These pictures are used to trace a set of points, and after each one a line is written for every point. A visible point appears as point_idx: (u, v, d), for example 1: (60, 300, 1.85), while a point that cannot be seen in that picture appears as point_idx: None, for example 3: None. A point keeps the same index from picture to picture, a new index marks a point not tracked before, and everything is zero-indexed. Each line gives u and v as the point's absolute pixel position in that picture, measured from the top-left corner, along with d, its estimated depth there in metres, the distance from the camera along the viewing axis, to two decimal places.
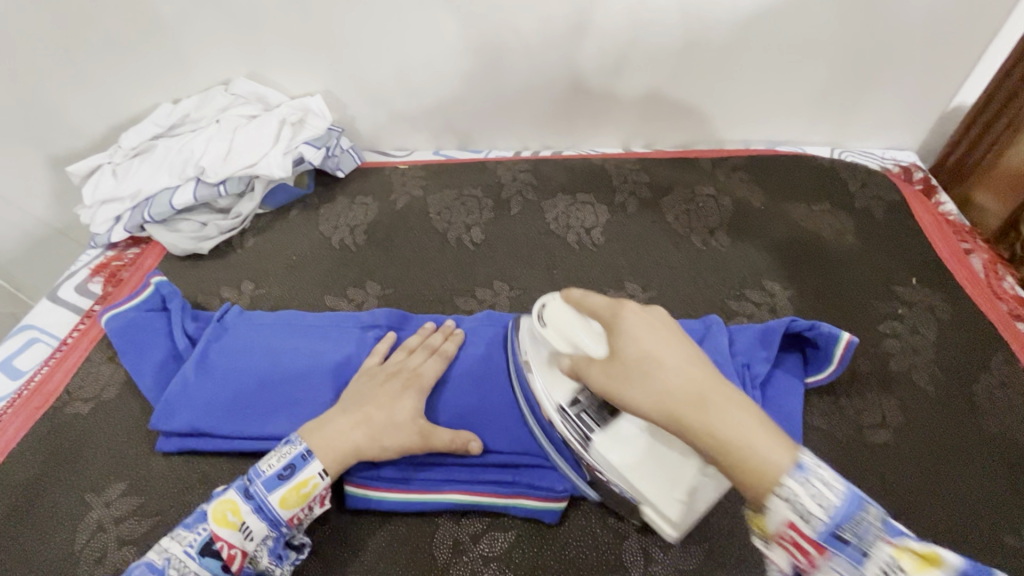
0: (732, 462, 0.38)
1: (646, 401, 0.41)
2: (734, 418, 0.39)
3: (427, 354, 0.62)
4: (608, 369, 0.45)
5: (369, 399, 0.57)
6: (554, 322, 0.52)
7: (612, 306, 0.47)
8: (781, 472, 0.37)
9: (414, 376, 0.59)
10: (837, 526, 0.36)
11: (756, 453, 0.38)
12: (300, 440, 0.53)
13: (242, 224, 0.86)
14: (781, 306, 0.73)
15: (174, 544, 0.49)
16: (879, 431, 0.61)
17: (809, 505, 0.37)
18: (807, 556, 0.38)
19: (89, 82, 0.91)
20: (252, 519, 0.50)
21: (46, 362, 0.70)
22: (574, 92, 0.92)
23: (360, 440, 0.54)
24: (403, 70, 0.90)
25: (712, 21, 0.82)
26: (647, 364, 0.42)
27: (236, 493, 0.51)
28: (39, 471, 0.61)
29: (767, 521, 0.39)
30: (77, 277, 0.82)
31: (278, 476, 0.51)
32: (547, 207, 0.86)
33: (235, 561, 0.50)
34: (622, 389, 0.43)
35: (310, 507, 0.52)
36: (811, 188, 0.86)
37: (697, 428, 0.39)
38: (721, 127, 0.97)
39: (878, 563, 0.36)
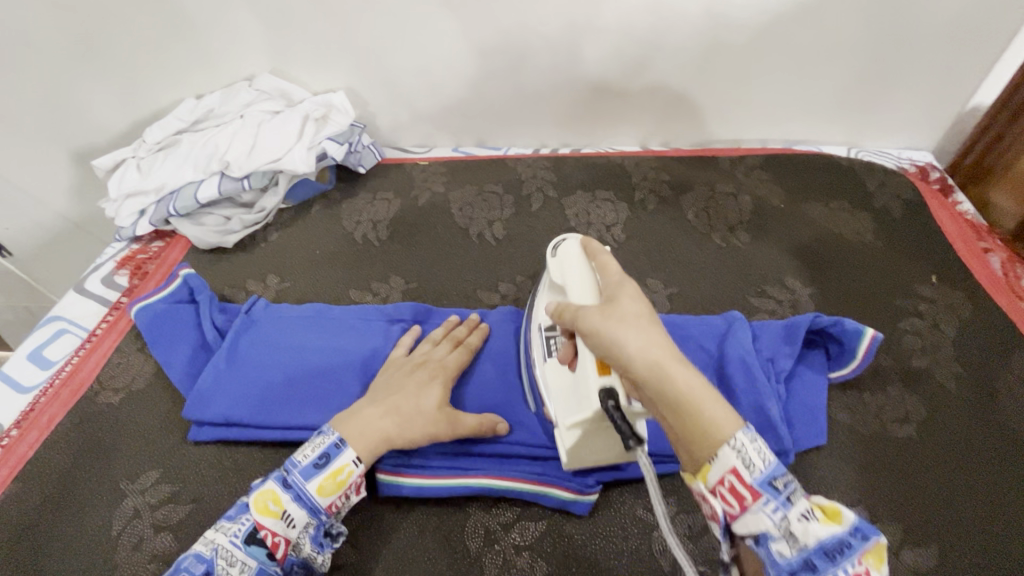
0: (690, 414, 0.39)
1: (637, 343, 0.41)
2: (704, 383, 0.40)
3: (452, 346, 0.63)
4: (602, 312, 0.44)
5: (398, 389, 0.57)
6: (565, 259, 0.56)
7: (622, 273, 0.50)
8: (733, 427, 0.38)
9: (441, 367, 0.60)
10: (772, 474, 0.38)
11: (711, 414, 0.39)
12: (332, 430, 0.54)
13: (266, 218, 0.87)
14: (802, 303, 0.74)
15: (218, 536, 0.49)
16: (902, 426, 0.62)
17: (752, 454, 0.38)
18: (740, 506, 0.39)
19: (114, 77, 0.92)
20: (293, 507, 0.50)
21: (76, 353, 0.71)
22: (594, 90, 0.93)
23: (393, 429, 0.54)
24: (425, 67, 0.91)
25: (733, 20, 0.83)
26: (641, 319, 0.43)
27: (275, 484, 0.51)
28: (73, 459, 0.62)
29: (706, 471, 0.39)
30: (103, 270, 0.83)
31: (315, 465, 0.52)
32: (567, 204, 0.86)
33: (279, 549, 0.49)
34: (613, 327, 0.42)
35: (347, 494, 0.53)
36: (830, 187, 0.87)
37: (672, 378, 0.39)
38: (740, 127, 0.97)
39: (800, 511, 0.38)
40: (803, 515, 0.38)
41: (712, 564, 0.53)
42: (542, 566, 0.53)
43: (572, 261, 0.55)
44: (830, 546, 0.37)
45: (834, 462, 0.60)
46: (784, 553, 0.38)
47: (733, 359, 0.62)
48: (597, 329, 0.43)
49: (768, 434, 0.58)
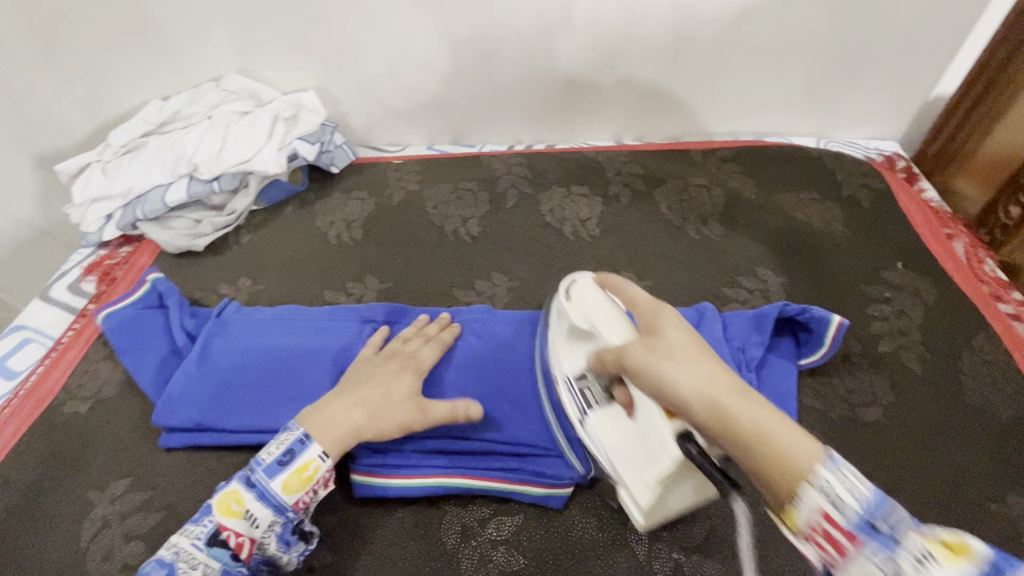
0: (767, 452, 0.36)
1: (687, 380, 0.40)
2: (772, 415, 0.38)
3: (424, 342, 0.63)
4: (649, 348, 0.43)
5: (368, 381, 0.57)
6: (581, 300, 0.54)
7: (653, 298, 0.48)
8: (815, 461, 0.35)
9: (411, 359, 0.60)
10: (870, 511, 0.33)
11: (792, 449, 0.36)
12: (298, 426, 0.53)
13: (237, 221, 0.86)
14: (773, 292, 0.75)
15: (182, 538, 0.49)
16: (871, 409, 0.63)
17: (842, 492, 0.34)
18: (838, 552, 0.34)
19: (76, 80, 0.90)
20: (257, 506, 0.50)
21: (42, 362, 0.69)
22: (566, 86, 0.93)
23: (362, 420, 0.54)
24: (396, 65, 0.91)
25: (701, 14, 0.83)
26: (687, 353, 0.41)
27: (239, 483, 0.50)
28: (39, 471, 0.60)
29: (795, 515, 0.36)
30: (69, 276, 0.81)
31: (279, 462, 0.51)
32: (542, 199, 0.87)
33: (244, 549, 0.49)
34: (661, 365, 0.41)
35: (315, 490, 0.52)
36: (800, 177, 0.88)
37: (734, 415, 0.38)
38: (712, 120, 0.98)
39: (909, 550, 0.32)
40: (918, 559, 0.31)
41: (688, 551, 0.53)
42: (520, 560, 0.53)
43: (592, 297, 0.53)
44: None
45: None
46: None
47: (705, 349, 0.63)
48: (644, 369, 0.42)
49: None
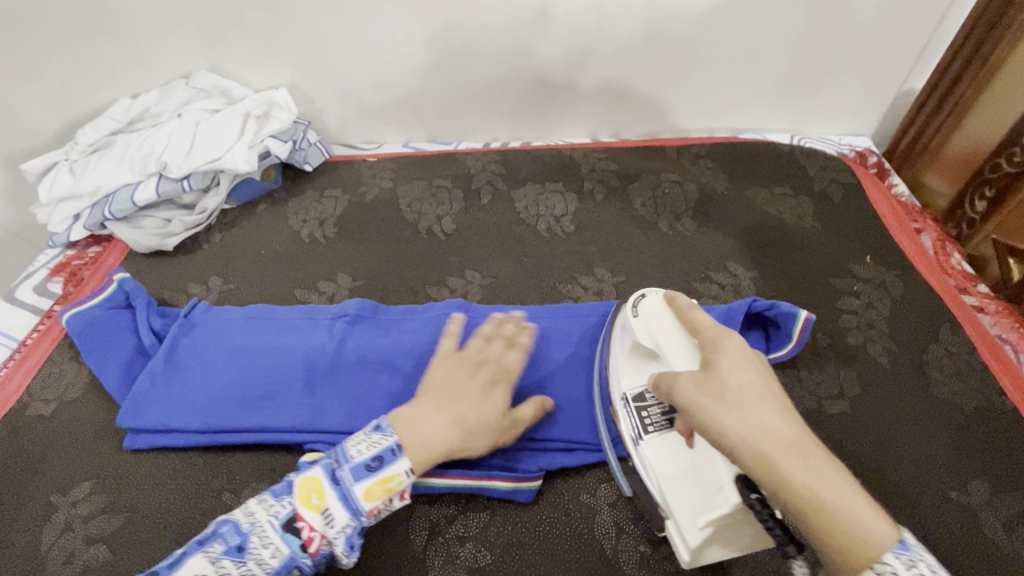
0: (823, 520, 0.37)
1: (742, 433, 0.40)
2: (830, 475, 0.39)
3: (506, 345, 0.58)
4: (703, 387, 0.43)
5: (460, 396, 0.54)
6: (649, 319, 0.54)
7: (718, 330, 0.47)
8: (883, 544, 0.37)
9: (502, 370, 0.56)
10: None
11: (856, 522, 0.37)
12: (393, 434, 0.51)
13: (208, 220, 0.85)
14: (744, 287, 0.75)
15: (258, 511, 0.49)
16: (838, 401, 0.64)
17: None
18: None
19: (42, 78, 0.89)
20: (337, 505, 0.49)
21: (5, 364, 0.68)
22: (541, 83, 0.93)
23: (457, 441, 0.52)
24: (369, 62, 0.90)
25: (673, 11, 0.84)
26: (745, 398, 0.41)
27: (325, 474, 0.50)
28: (1, 474, 0.59)
29: None
30: (35, 277, 0.80)
31: (367, 466, 0.50)
32: (517, 196, 0.87)
33: (313, 542, 0.49)
34: (715, 414, 0.41)
35: (391, 500, 0.51)
36: (773, 173, 0.89)
37: (790, 476, 0.38)
38: (685, 116, 0.99)
39: None
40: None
41: (654, 544, 0.54)
42: (488, 556, 0.53)
43: (660, 321, 0.53)
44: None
45: None
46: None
47: None
48: (695, 412, 0.42)
49: None
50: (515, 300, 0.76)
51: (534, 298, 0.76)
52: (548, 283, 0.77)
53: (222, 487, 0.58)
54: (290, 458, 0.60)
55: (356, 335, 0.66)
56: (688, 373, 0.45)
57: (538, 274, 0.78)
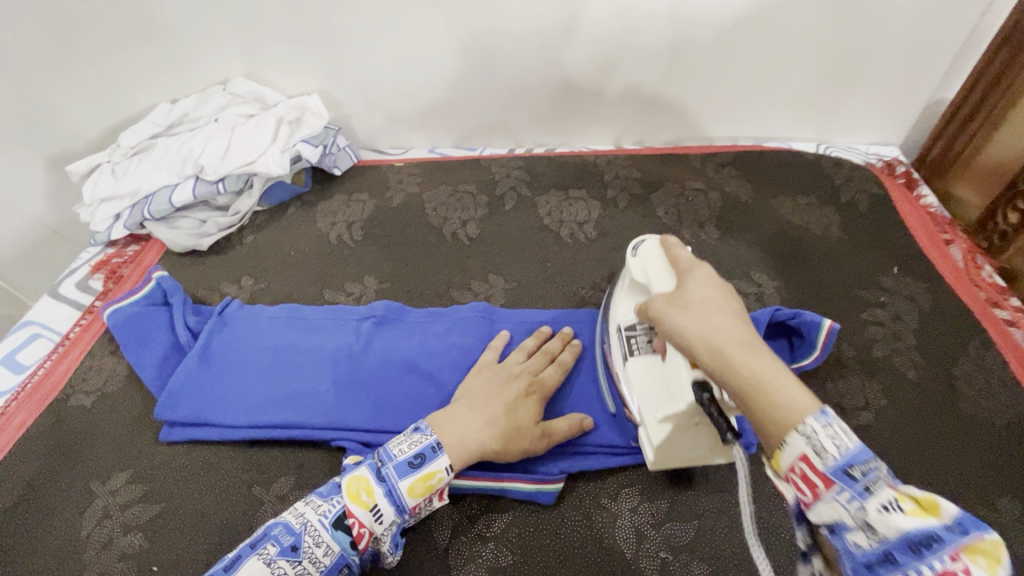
0: (761, 401, 0.38)
1: (695, 330, 0.42)
2: (774, 368, 0.39)
3: (547, 362, 0.63)
4: (668, 299, 0.46)
5: (496, 401, 0.57)
6: (644, 256, 0.57)
7: (692, 260, 0.50)
8: (808, 414, 0.36)
9: (538, 383, 0.60)
10: (848, 461, 0.35)
11: (787, 402, 0.37)
12: (432, 433, 0.54)
13: (241, 221, 0.88)
14: (768, 296, 0.75)
15: (308, 511, 0.51)
16: (862, 413, 0.63)
17: (825, 439, 0.35)
18: (812, 493, 0.36)
19: (88, 83, 0.93)
20: (383, 503, 0.51)
21: (50, 356, 0.71)
22: (566, 91, 0.94)
23: (490, 442, 0.55)
24: (398, 69, 0.92)
25: (700, 20, 0.84)
26: (703, 305, 0.44)
27: (371, 473, 0.52)
28: (44, 461, 0.62)
29: (778, 456, 0.37)
30: (77, 274, 0.83)
31: (411, 463, 0.52)
32: (540, 203, 0.88)
33: (362, 540, 0.51)
34: (676, 318, 0.44)
35: (431, 498, 0.53)
36: (798, 182, 0.89)
37: (735, 365, 0.40)
38: (709, 124, 0.99)
39: (882, 502, 0.34)
40: (884, 507, 0.34)
41: (675, 551, 0.54)
42: (508, 556, 0.54)
43: (651, 256, 0.56)
44: (916, 540, 0.32)
45: None
46: (861, 545, 0.35)
47: None
48: (659, 321, 0.46)
49: None
50: (538, 304, 0.76)
51: (556, 303, 0.76)
52: (570, 288, 0.78)
53: (252, 480, 0.60)
54: (317, 454, 0.62)
55: (382, 337, 0.68)
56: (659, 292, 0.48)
57: (561, 279, 0.79)
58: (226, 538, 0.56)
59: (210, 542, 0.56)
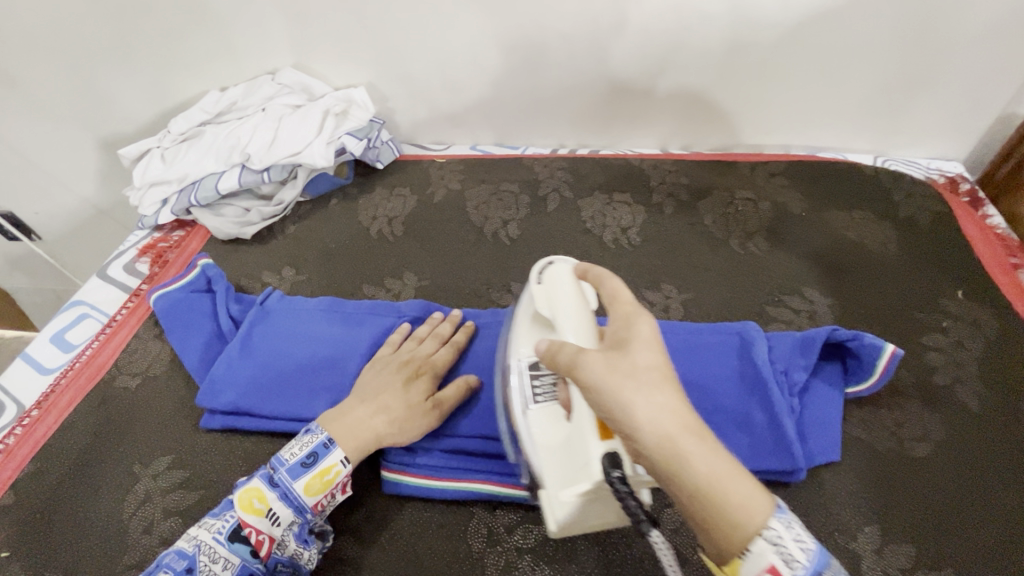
0: (715, 501, 0.36)
1: (647, 413, 0.37)
2: (723, 461, 0.37)
3: (437, 343, 0.65)
4: (608, 362, 0.40)
5: (385, 388, 0.59)
6: (553, 287, 0.52)
7: (633, 302, 0.44)
8: (766, 515, 0.36)
9: (427, 363, 0.62)
10: (814, 569, 0.36)
11: (737, 503, 0.36)
12: (322, 431, 0.55)
13: (284, 211, 0.88)
14: (821, 314, 0.72)
15: (201, 532, 0.50)
16: (921, 445, 0.60)
17: (790, 547, 0.36)
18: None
19: (142, 69, 0.95)
20: (279, 505, 0.52)
21: (97, 337, 0.73)
22: (614, 91, 0.92)
23: (382, 428, 0.56)
24: (445, 64, 0.91)
25: (759, 22, 0.81)
26: (649, 379, 0.39)
27: (262, 481, 0.53)
28: (90, 441, 0.63)
29: (740, 567, 0.37)
30: (125, 257, 0.85)
31: (303, 464, 0.53)
32: (582, 205, 0.86)
33: (263, 547, 0.51)
34: (623, 392, 0.38)
35: (333, 494, 0.54)
36: (853, 195, 0.85)
37: (688, 457, 0.36)
38: (761, 130, 0.95)
39: None
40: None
41: None
42: (544, 569, 0.53)
43: (562, 291, 0.51)
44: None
45: (848, 478, 0.58)
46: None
47: (749, 373, 0.62)
48: (600, 388, 0.39)
49: (778, 451, 0.57)
50: None
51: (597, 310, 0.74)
52: None
53: None
54: None
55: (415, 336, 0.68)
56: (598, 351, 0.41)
57: None
58: None
59: None
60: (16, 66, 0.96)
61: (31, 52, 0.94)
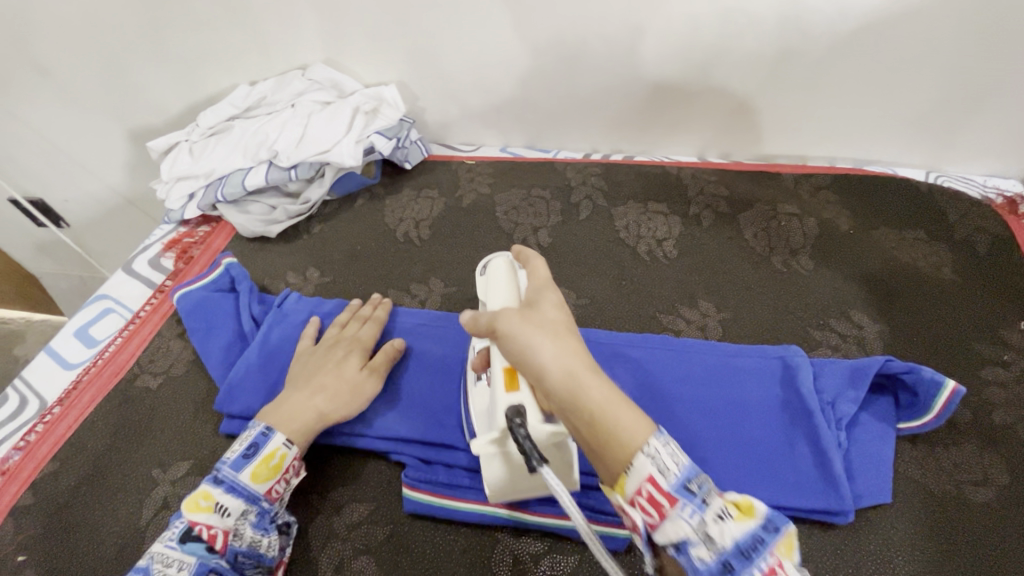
0: (607, 424, 0.39)
1: (550, 352, 0.41)
2: (614, 393, 0.40)
3: (360, 322, 0.67)
4: (521, 316, 0.44)
5: (319, 369, 0.61)
6: (491, 274, 0.56)
7: (547, 278, 0.50)
8: (648, 432, 0.39)
9: (354, 342, 0.64)
10: (686, 477, 0.38)
11: (623, 424, 0.39)
12: (260, 423, 0.56)
13: (310, 210, 0.86)
14: (869, 340, 0.67)
15: (152, 545, 0.49)
16: (981, 489, 0.55)
17: (666, 459, 0.38)
18: (658, 514, 0.38)
19: (174, 61, 0.94)
20: (227, 498, 0.52)
21: (120, 333, 0.72)
22: (652, 95, 0.88)
23: (324, 406, 0.58)
24: (478, 63, 0.89)
25: (814, 28, 0.76)
26: (556, 328, 0.44)
27: (207, 483, 0.53)
28: (110, 441, 0.62)
29: (625, 482, 0.39)
30: (150, 251, 0.84)
31: (245, 455, 0.54)
32: (616, 214, 0.82)
33: (218, 541, 0.50)
34: (532, 337, 0.43)
35: (286, 478, 0.55)
36: (905, 213, 0.80)
37: (584, 388, 0.40)
38: (807, 141, 0.91)
39: (717, 511, 0.38)
40: (718, 515, 0.38)
41: None
42: None
43: (499, 275, 0.55)
44: (746, 547, 0.37)
45: (899, 521, 0.54)
46: (703, 559, 0.37)
47: (791, 403, 0.59)
48: (513, 335, 0.43)
49: (823, 489, 0.54)
50: (610, 325, 0.71)
51: (630, 325, 0.71)
52: (646, 312, 0.72)
53: (308, 489, 0.58)
54: (375, 466, 0.59)
55: (439, 346, 0.67)
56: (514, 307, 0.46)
57: (636, 300, 0.73)
58: None
59: None
60: (50, 56, 0.96)
61: (64, 42, 0.93)
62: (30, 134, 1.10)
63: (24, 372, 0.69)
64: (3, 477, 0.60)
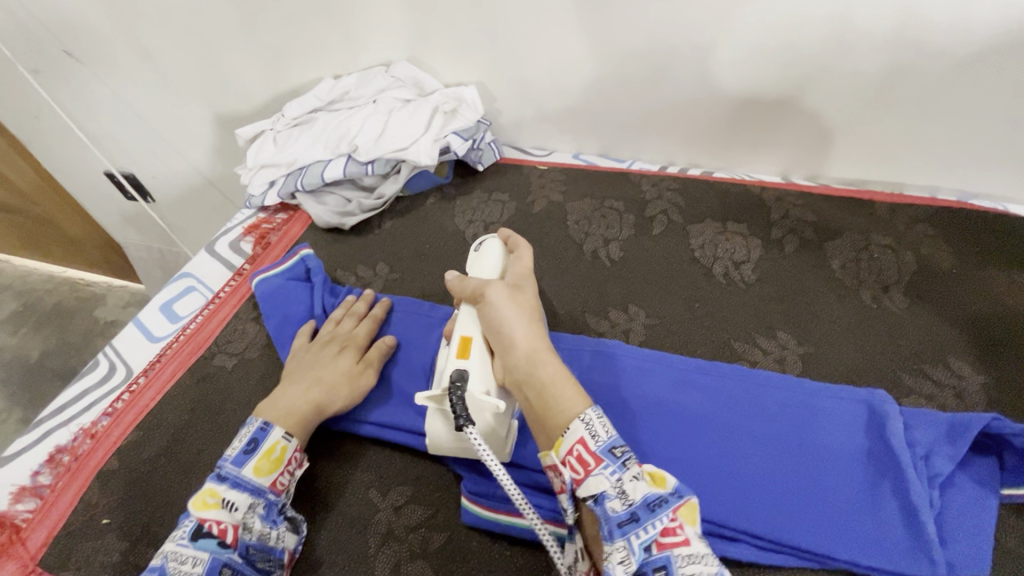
0: (551, 397, 0.46)
1: (523, 330, 0.50)
2: (561, 373, 0.48)
3: (356, 320, 0.69)
4: (505, 294, 0.53)
5: (314, 367, 0.62)
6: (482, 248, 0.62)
7: (530, 270, 0.58)
8: (585, 406, 0.45)
9: (349, 339, 0.66)
10: (612, 443, 0.43)
11: (563, 399, 0.46)
12: (257, 419, 0.57)
13: (383, 206, 0.88)
14: (969, 393, 0.62)
15: (163, 547, 0.49)
16: None
17: (597, 426, 0.43)
18: (584, 471, 0.42)
19: (267, 53, 0.97)
20: (233, 493, 0.52)
21: (201, 312, 0.75)
22: (740, 110, 0.84)
23: (317, 398, 0.59)
24: (561, 69, 0.87)
25: (929, 47, 0.71)
26: (530, 314, 0.52)
27: (210, 482, 0.53)
28: (187, 416, 0.65)
29: (560, 442, 0.44)
30: (231, 234, 0.88)
31: (245, 451, 0.55)
32: (692, 232, 0.79)
33: (229, 534, 0.50)
34: (508, 315, 0.51)
35: (289, 470, 0.56)
36: (1016, 255, 0.73)
37: (540, 365, 0.48)
38: (907, 167, 0.84)
39: (633, 475, 0.42)
40: (634, 476, 0.42)
41: None
42: None
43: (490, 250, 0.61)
44: (653, 502, 0.40)
45: None
46: (616, 510, 0.41)
47: (881, 454, 0.55)
48: (497, 309, 0.52)
49: (914, 551, 0.50)
50: (680, 350, 0.69)
51: (702, 351, 0.68)
52: (718, 338, 0.69)
53: (370, 483, 0.59)
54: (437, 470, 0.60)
55: None
56: (500, 283, 0.54)
57: (708, 325, 0.70)
58: (342, 536, 0.56)
59: (327, 534, 0.56)
60: (154, 42, 1.02)
61: (169, 30, 0.99)
62: (129, 114, 1.17)
63: (115, 341, 0.74)
64: (92, 440, 0.64)
